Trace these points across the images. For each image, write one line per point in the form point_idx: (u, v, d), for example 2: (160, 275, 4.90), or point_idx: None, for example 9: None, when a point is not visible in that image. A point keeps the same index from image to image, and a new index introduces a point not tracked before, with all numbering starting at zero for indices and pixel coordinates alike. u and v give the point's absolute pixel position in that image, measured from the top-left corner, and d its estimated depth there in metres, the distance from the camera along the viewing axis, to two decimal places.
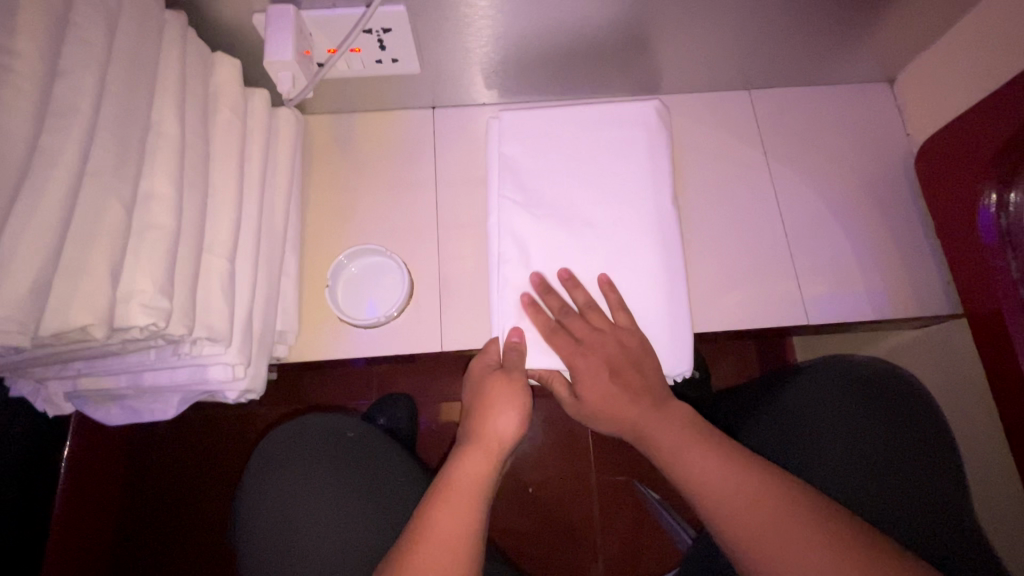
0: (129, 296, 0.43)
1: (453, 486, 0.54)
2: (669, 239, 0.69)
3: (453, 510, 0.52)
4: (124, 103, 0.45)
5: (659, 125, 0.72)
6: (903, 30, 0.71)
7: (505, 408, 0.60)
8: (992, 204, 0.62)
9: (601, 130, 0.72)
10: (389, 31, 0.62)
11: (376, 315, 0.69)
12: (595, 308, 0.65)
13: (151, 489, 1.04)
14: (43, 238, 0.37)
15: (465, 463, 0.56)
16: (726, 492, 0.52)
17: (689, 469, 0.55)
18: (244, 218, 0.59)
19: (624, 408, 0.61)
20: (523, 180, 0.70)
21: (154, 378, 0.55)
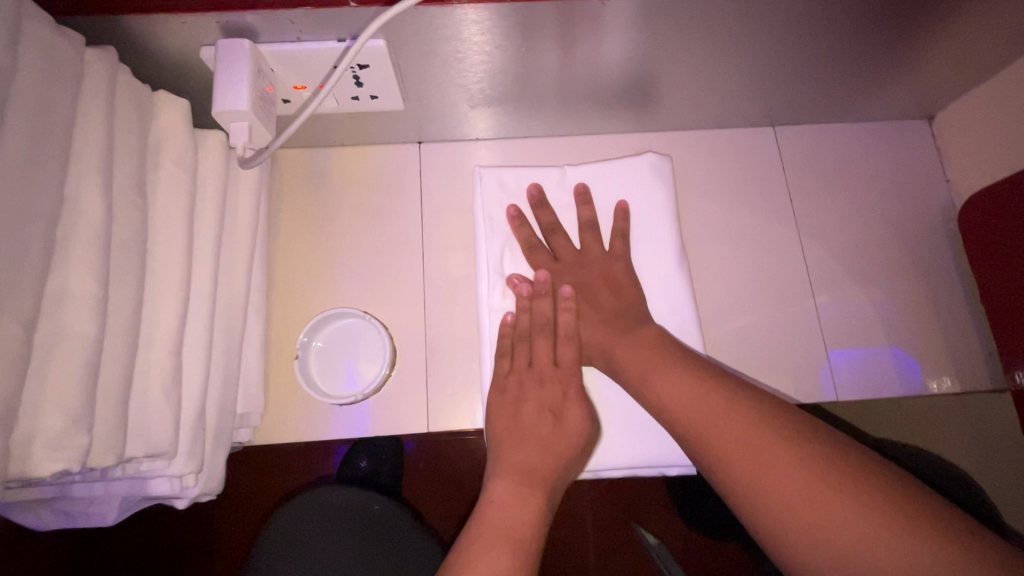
0: (34, 436, 0.35)
1: (500, 528, 0.43)
2: (685, 316, 0.59)
3: (495, 547, 0.41)
4: (22, 187, 0.35)
5: (669, 180, 0.63)
6: (954, 69, 0.62)
7: (556, 431, 0.49)
8: None
9: (603, 188, 0.62)
10: (366, 67, 0.53)
11: (354, 390, 0.60)
12: (579, 233, 0.59)
13: None
14: None
15: (518, 501, 0.45)
16: (709, 416, 0.41)
17: (670, 392, 0.45)
18: (194, 294, 0.50)
19: (608, 336, 0.52)
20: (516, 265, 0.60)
21: (85, 491, 0.46)
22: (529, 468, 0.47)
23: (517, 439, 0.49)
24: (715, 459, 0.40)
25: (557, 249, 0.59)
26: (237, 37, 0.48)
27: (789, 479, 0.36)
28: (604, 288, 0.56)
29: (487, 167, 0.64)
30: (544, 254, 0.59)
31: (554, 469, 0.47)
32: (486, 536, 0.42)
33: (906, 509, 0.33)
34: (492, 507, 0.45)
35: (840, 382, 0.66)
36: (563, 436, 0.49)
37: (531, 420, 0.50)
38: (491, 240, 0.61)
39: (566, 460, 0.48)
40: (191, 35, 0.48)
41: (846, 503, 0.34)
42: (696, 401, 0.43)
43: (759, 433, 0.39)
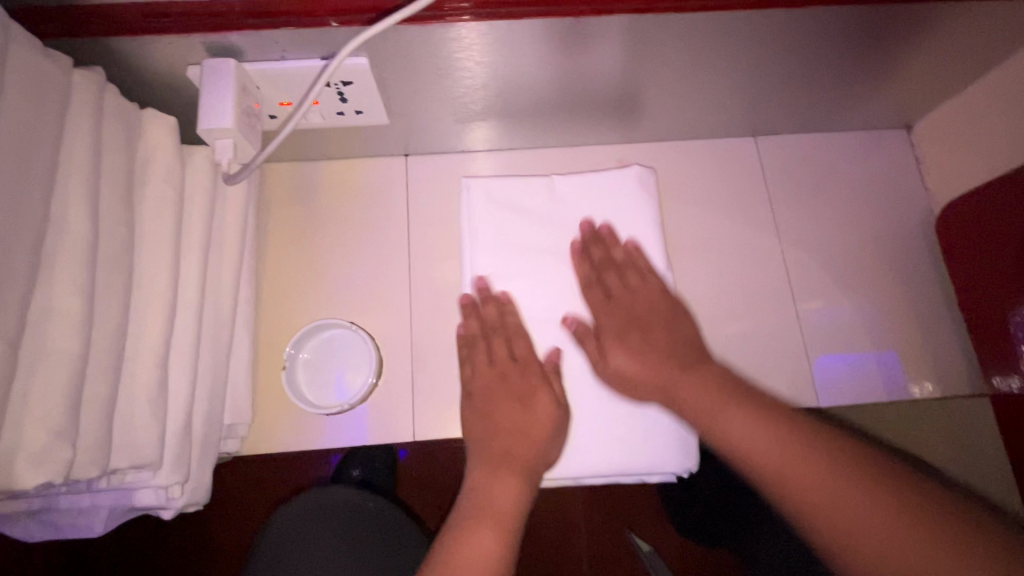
0: (19, 449, 0.36)
1: (487, 506, 0.49)
2: None
3: (484, 530, 0.47)
4: (9, 206, 0.37)
5: (650, 189, 0.64)
6: (927, 80, 0.64)
7: (540, 419, 0.55)
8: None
9: (587, 198, 0.63)
10: (349, 84, 0.54)
11: (341, 400, 0.61)
12: (629, 266, 0.60)
13: None
14: None
15: (500, 480, 0.51)
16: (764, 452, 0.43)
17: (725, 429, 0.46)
18: (181, 307, 0.51)
19: (659, 368, 0.53)
20: (504, 272, 0.61)
21: (72, 504, 0.47)
22: (518, 455, 0.53)
23: (511, 430, 0.54)
24: (793, 499, 0.41)
25: (611, 285, 0.59)
26: (223, 57, 0.49)
27: (860, 522, 0.38)
28: (659, 323, 0.56)
29: (473, 177, 0.65)
30: (598, 291, 0.59)
31: (537, 456, 0.53)
32: (476, 516, 0.48)
33: (967, 541, 0.36)
34: (480, 489, 0.50)
35: (824, 388, 0.66)
36: (537, 417, 0.55)
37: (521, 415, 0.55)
38: (475, 251, 0.62)
39: (551, 450, 0.54)
40: (177, 55, 0.49)
41: (915, 544, 0.36)
42: (752, 436, 0.44)
43: (834, 472, 0.40)
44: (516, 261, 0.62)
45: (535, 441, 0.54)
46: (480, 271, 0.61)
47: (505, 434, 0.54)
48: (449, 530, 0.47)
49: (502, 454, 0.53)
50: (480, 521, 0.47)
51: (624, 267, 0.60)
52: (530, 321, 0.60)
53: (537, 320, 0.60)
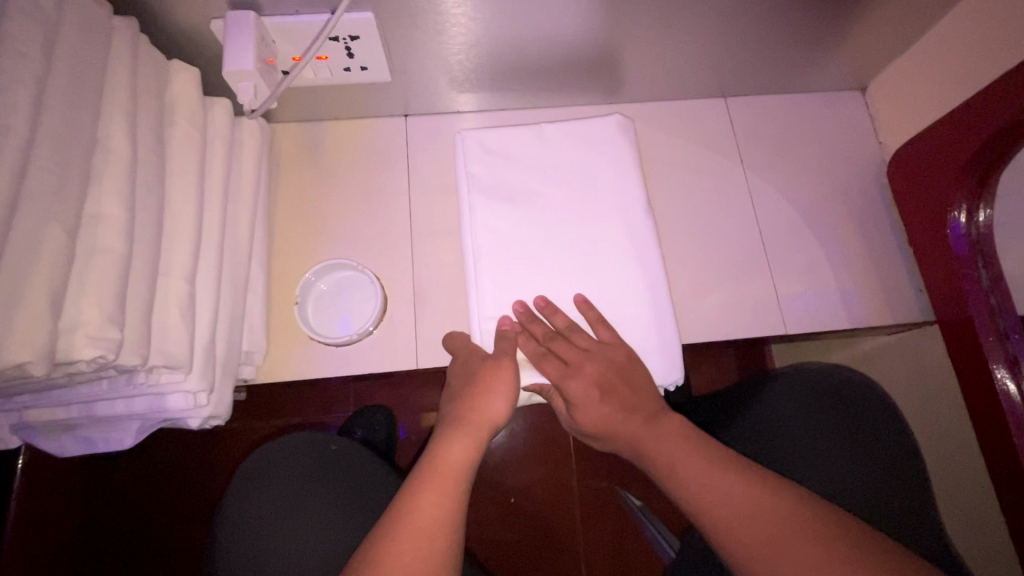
0: (74, 328, 0.41)
1: (437, 469, 0.50)
2: (647, 252, 0.66)
3: (439, 485, 0.49)
4: (67, 120, 0.42)
5: (626, 138, 0.70)
6: (875, 40, 0.71)
7: (496, 388, 0.57)
8: (961, 217, 0.64)
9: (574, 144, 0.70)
10: (356, 39, 0.60)
11: (349, 332, 0.66)
12: (576, 331, 0.62)
13: (111, 515, 0.92)
14: None
15: (453, 442, 0.53)
16: (761, 523, 0.47)
17: (719, 509, 0.49)
18: (205, 235, 0.56)
19: (619, 423, 0.57)
20: (497, 213, 0.67)
21: (108, 408, 0.51)
22: (475, 421, 0.55)
23: (469, 394, 0.57)
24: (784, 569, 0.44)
25: (564, 352, 0.60)
26: (243, 10, 0.55)
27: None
28: (618, 381, 0.59)
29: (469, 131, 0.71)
30: (554, 362, 0.60)
31: (491, 427, 0.56)
32: (431, 475, 0.50)
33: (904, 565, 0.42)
34: (437, 449, 0.52)
35: (791, 319, 0.73)
36: (492, 388, 0.57)
37: (489, 382, 0.58)
38: (469, 192, 0.68)
39: (506, 420, 0.57)
40: (202, 8, 0.55)
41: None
42: (711, 476, 0.51)
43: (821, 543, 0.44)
44: (501, 211, 0.67)
45: (490, 415, 0.56)
46: (470, 214, 0.67)
47: (465, 401, 0.57)
48: (400, 492, 0.49)
49: (458, 419, 0.55)
50: (435, 478, 0.49)
51: (571, 333, 0.62)
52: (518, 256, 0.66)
53: (525, 256, 0.66)
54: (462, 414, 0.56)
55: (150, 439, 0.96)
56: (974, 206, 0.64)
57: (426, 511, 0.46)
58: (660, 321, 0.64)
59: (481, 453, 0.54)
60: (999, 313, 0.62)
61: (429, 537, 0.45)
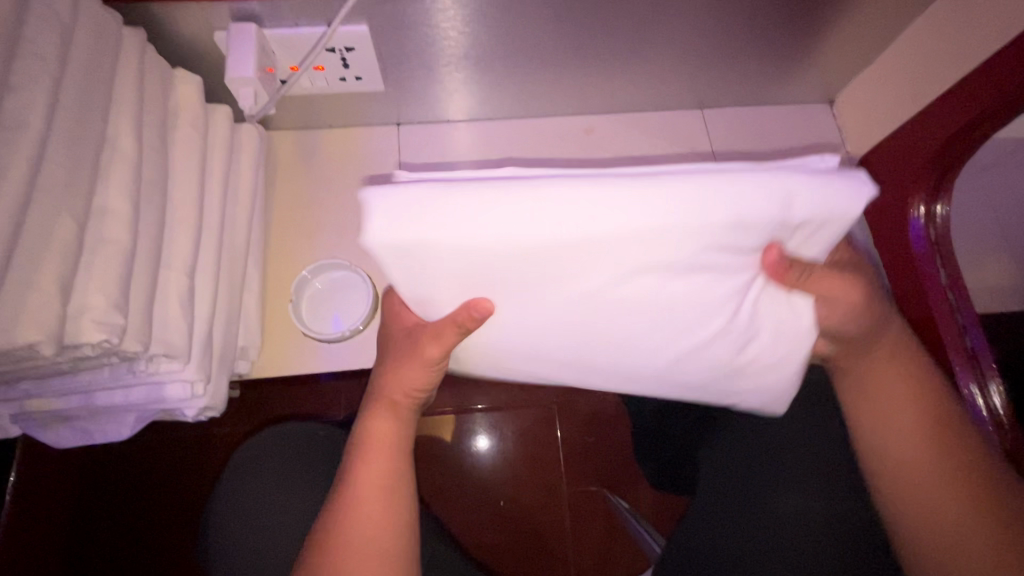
0: (81, 313, 0.43)
1: (367, 450, 0.51)
2: None
3: (372, 465, 0.50)
4: (78, 120, 0.45)
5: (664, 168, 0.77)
6: (839, 55, 0.76)
7: (405, 363, 0.50)
8: (922, 216, 0.69)
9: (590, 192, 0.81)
10: (352, 50, 0.64)
11: (341, 329, 0.69)
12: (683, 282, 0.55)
13: (100, 517, 0.93)
14: None
15: (373, 422, 0.52)
16: (906, 451, 0.47)
17: (883, 441, 0.48)
18: (205, 233, 0.59)
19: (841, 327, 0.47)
20: (496, 194, 0.36)
21: (107, 398, 0.53)
22: (392, 395, 0.53)
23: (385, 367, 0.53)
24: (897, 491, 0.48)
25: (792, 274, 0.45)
26: (245, 22, 0.59)
27: (940, 523, 0.45)
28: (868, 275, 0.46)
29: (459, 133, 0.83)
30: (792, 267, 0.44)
31: (415, 395, 0.53)
32: (362, 457, 0.51)
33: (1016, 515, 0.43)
34: (364, 429, 0.52)
35: None
36: (405, 358, 0.50)
37: (398, 356, 0.52)
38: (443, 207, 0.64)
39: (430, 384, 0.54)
40: (207, 20, 0.58)
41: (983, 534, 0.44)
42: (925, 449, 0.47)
43: (945, 485, 0.45)
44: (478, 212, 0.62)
45: (410, 386, 0.52)
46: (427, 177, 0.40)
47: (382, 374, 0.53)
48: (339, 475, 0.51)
49: (376, 393, 0.53)
50: (366, 459, 0.50)
51: None
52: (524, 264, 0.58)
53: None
54: (379, 388, 0.54)
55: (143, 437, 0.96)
56: (933, 200, 0.68)
57: (367, 491, 0.49)
58: None
59: (407, 420, 0.54)
60: (958, 309, 0.68)
61: (375, 519, 0.48)
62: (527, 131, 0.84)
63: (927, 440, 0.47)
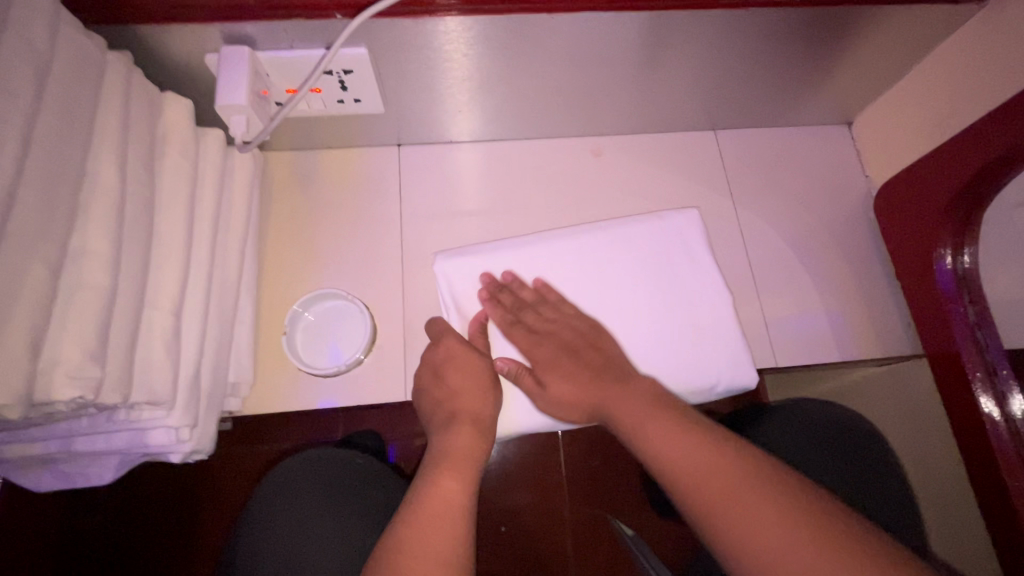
0: (53, 366, 0.40)
1: (426, 507, 0.48)
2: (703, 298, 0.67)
3: (431, 522, 0.46)
4: (53, 159, 0.42)
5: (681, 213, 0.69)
6: (860, 76, 0.72)
7: (461, 431, 0.55)
8: (948, 259, 0.65)
9: (616, 247, 0.68)
10: (350, 73, 0.61)
11: (337, 362, 0.66)
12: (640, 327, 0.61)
13: (86, 549, 0.88)
14: None
15: (436, 481, 0.50)
16: (690, 461, 0.45)
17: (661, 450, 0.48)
18: (193, 267, 0.56)
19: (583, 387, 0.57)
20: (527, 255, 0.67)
21: (87, 444, 0.50)
22: (452, 458, 0.53)
23: (443, 438, 0.55)
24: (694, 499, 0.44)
25: (531, 321, 0.63)
26: (237, 45, 0.56)
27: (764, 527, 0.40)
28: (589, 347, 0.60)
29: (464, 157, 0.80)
30: (531, 321, 0.63)
31: (476, 462, 0.53)
32: (418, 513, 0.47)
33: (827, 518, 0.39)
34: (422, 488, 0.50)
35: (781, 350, 0.73)
36: (458, 429, 0.55)
37: (454, 430, 0.55)
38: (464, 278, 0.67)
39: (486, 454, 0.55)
40: (198, 42, 0.55)
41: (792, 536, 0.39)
42: (683, 448, 0.46)
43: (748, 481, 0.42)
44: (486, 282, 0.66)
45: (470, 450, 0.53)
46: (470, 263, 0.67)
47: (442, 443, 0.55)
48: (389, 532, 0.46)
49: (437, 458, 0.53)
50: (426, 515, 0.47)
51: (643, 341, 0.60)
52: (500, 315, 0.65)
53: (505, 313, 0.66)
54: (439, 455, 0.54)
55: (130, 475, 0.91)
56: (959, 248, 0.65)
57: (435, 506, 0.47)
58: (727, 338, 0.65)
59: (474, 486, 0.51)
60: (986, 349, 0.64)
61: (443, 536, 0.45)
62: (532, 152, 0.81)
63: (709, 451, 0.45)
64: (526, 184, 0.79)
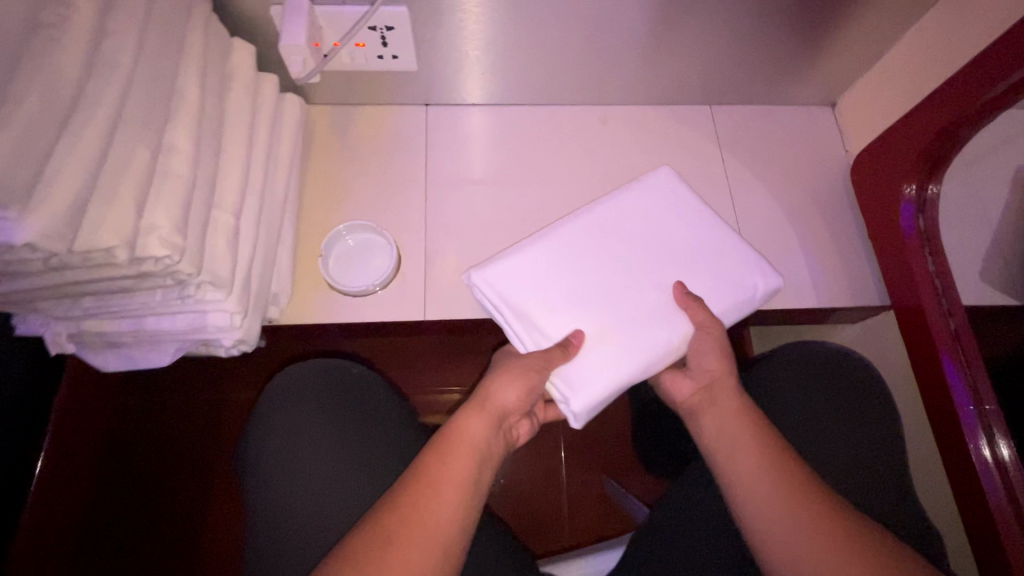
0: (150, 231, 0.48)
1: (427, 483, 0.50)
2: (710, 241, 0.71)
3: (432, 504, 0.49)
4: (155, 67, 0.51)
5: (664, 177, 0.75)
6: (841, 58, 0.81)
7: (476, 413, 0.57)
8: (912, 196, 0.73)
9: (617, 216, 0.72)
10: (391, 29, 0.70)
11: (365, 284, 0.75)
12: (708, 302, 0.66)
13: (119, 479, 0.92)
14: (88, 155, 0.42)
15: (445, 457, 0.52)
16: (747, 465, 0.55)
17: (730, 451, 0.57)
18: (250, 184, 0.65)
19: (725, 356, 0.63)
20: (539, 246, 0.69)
21: (155, 323, 0.59)
22: (462, 435, 0.55)
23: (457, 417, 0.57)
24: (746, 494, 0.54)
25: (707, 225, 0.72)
26: None
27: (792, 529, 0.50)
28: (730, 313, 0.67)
29: (481, 119, 0.89)
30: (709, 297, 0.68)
31: (486, 442, 0.56)
32: (420, 490, 0.50)
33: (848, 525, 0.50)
34: (430, 464, 0.52)
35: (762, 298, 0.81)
36: (472, 409, 0.57)
37: (469, 409, 0.58)
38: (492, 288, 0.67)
39: (495, 437, 0.57)
40: None
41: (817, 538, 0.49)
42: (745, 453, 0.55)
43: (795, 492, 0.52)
44: (515, 282, 0.67)
45: (478, 431, 0.56)
46: (501, 267, 0.67)
47: (455, 419, 0.57)
48: (391, 503, 0.49)
49: (445, 433, 0.55)
50: (428, 493, 0.49)
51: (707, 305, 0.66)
52: (550, 301, 0.66)
53: (549, 304, 0.66)
54: (448, 429, 0.56)
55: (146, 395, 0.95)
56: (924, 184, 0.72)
57: (439, 483, 0.50)
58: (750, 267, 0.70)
59: (478, 466, 0.54)
60: (942, 293, 0.71)
61: (437, 518, 0.48)
62: (545, 117, 0.90)
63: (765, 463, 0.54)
64: (539, 144, 0.88)
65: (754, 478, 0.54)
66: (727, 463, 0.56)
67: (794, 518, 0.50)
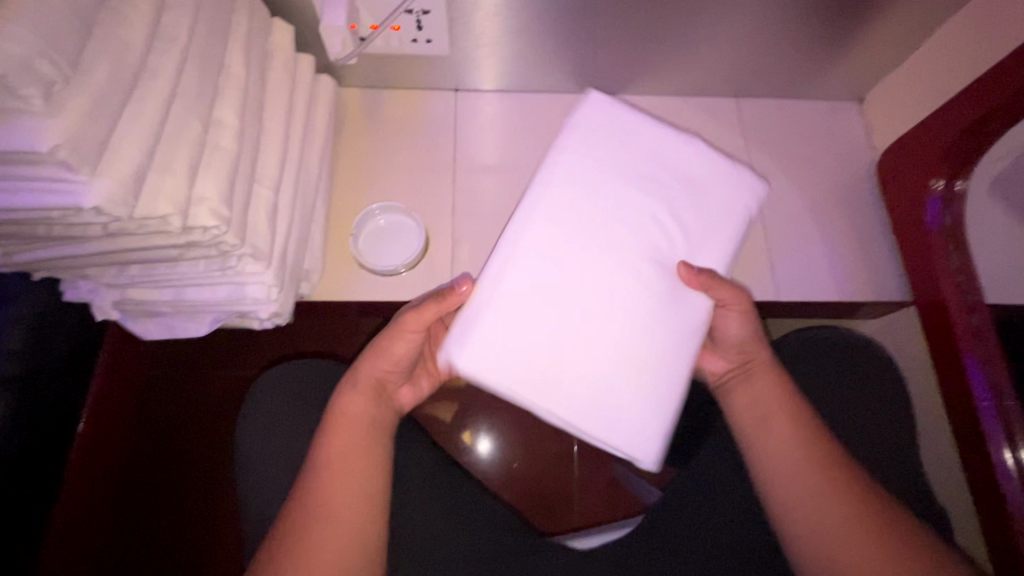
0: (200, 201, 0.50)
1: (332, 472, 0.54)
2: (672, 186, 0.63)
3: (343, 492, 0.53)
4: (206, 44, 0.52)
5: (583, 133, 0.63)
6: (872, 53, 0.81)
7: (359, 400, 0.58)
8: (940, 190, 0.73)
9: (565, 200, 0.60)
10: (427, 13, 0.71)
11: (394, 263, 0.76)
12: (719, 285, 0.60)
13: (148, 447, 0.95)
14: (147, 126, 0.44)
15: (331, 446, 0.55)
16: (787, 466, 0.56)
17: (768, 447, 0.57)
18: (288, 162, 0.67)
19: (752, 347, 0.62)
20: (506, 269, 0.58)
21: (195, 293, 0.61)
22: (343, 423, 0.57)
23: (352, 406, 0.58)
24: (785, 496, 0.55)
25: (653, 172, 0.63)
26: None
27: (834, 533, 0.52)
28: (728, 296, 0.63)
29: (509, 104, 0.90)
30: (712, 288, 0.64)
31: (382, 425, 0.59)
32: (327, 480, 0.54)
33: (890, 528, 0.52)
34: (320, 454, 0.55)
35: (783, 289, 0.82)
36: (354, 396, 0.58)
37: (356, 396, 0.59)
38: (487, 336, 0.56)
39: (380, 417, 0.59)
40: None
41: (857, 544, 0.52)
42: (787, 455, 0.56)
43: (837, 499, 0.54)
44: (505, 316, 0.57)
45: (364, 415, 0.58)
46: (483, 295, 0.57)
47: (337, 407, 0.58)
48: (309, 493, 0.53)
49: (330, 423, 0.57)
50: (336, 484, 0.53)
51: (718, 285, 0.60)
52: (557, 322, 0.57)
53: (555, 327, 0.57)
54: (334, 418, 0.58)
55: (164, 387, 0.97)
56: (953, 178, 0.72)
57: (341, 472, 0.54)
58: (720, 198, 0.64)
59: (373, 448, 0.57)
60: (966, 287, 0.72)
61: (345, 505, 0.53)
62: (572, 105, 0.90)
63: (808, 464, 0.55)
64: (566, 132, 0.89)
65: (786, 473, 0.55)
66: (762, 458, 0.57)
67: (828, 516, 0.53)
